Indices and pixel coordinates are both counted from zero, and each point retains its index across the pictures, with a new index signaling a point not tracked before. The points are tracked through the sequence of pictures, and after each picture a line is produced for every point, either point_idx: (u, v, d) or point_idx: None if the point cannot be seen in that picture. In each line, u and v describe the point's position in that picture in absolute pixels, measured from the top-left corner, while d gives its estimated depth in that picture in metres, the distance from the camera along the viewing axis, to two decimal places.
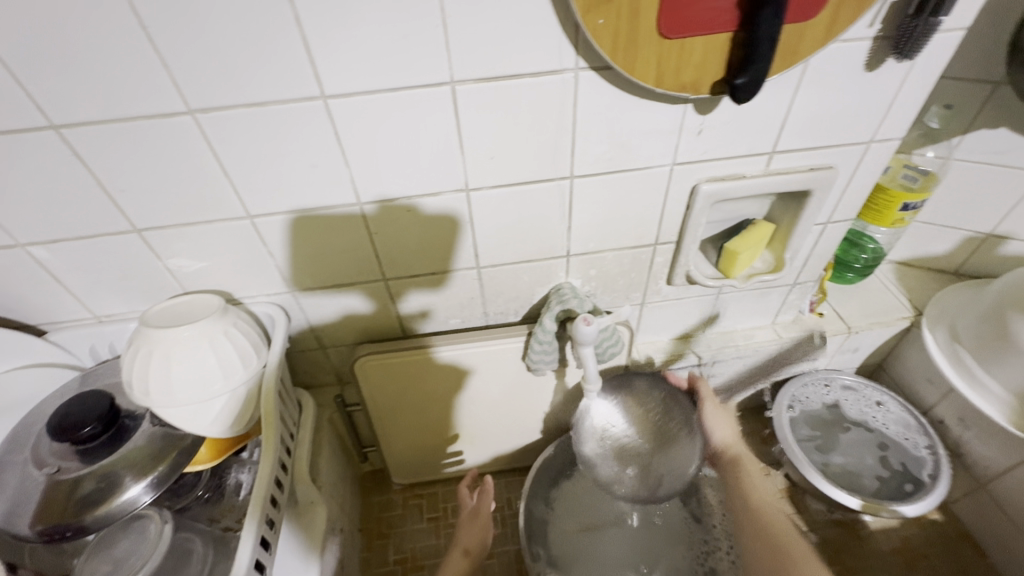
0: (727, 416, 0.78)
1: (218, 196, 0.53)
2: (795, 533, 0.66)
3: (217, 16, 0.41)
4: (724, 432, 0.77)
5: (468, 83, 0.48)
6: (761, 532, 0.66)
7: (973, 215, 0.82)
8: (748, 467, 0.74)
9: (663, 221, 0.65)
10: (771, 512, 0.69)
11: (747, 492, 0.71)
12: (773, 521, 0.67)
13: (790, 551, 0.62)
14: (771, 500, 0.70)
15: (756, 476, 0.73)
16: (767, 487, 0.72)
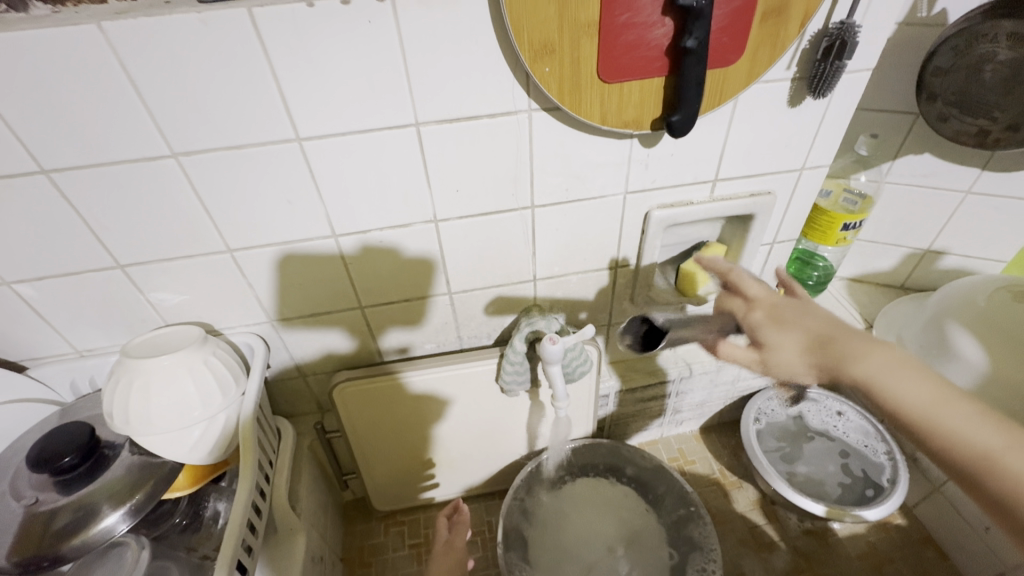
0: (796, 328, 0.44)
1: (200, 232, 0.56)
2: (1014, 457, 0.33)
3: (199, 70, 0.46)
4: (799, 352, 0.43)
5: (432, 124, 0.53)
6: (945, 467, 0.36)
7: (910, 233, 0.88)
8: (879, 395, 0.39)
9: (622, 245, 0.70)
10: (981, 452, 0.34)
11: (931, 429, 0.36)
12: (974, 455, 0.34)
13: (995, 473, 0.33)
14: (971, 427, 0.35)
15: (923, 397, 0.37)
16: (938, 400, 0.36)
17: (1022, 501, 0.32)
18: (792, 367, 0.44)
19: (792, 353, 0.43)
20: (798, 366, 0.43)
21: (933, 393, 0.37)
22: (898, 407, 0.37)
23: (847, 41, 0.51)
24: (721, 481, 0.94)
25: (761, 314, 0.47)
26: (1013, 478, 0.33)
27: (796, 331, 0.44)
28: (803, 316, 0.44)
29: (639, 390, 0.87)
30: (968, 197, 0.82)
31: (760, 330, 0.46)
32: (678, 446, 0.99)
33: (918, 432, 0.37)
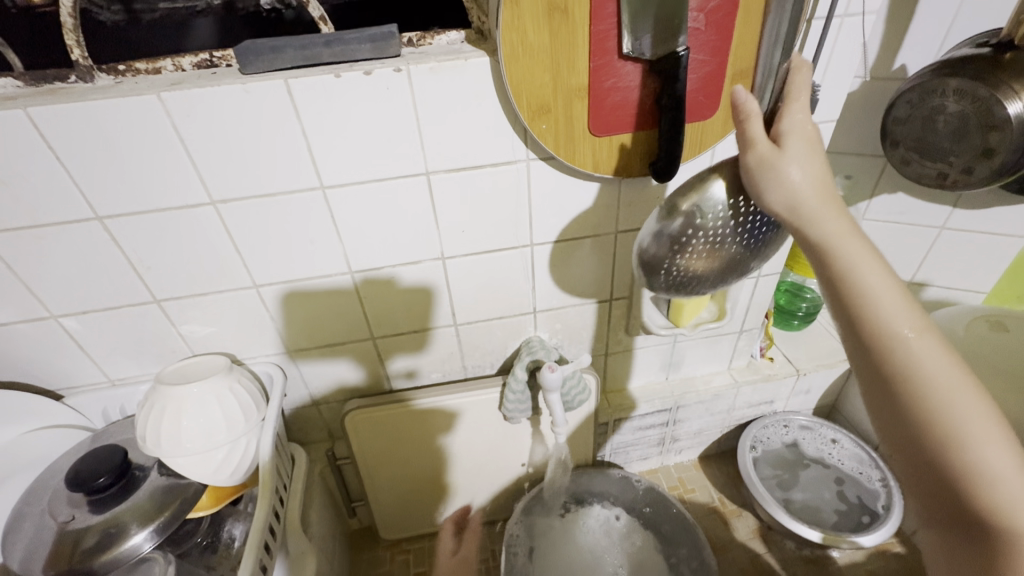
0: (817, 160, 0.41)
1: (230, 269, 0.62)
2: (925, 342, 0.36)
3: (239, 130, 0.53)
4: (811, 176, 0.41)
5: (441, 173, 0.60)
6: (862, 339, 0.38)
7: (892, 266, 0.93)
8: (839, 266, 0.39)
9: (616, 279, 0.75)
10: (898, 325, 0.37)
11: (873, 308, 0.38)
12: (897, 335, 0.37)
13: (910, 352, 0.36)
14: (900, 315, 0.38)
15: (875, 276, 0.38)
16: (889, 284, 0.38)
17: (917, 374, 0.36)
18: (798, 185, 0.40)
19: (801, 178, 0.40)
20: (796, 195, 0.40)
21: (886, 279, 0.39)
22: (853, 269, 0.39)
23: (808, 99, 0.57)
24: (721, 509, 0.95)
25: (801, 115, 0.42)
26: (915, 361, 0.36)
27: (815, 161, 0.41)
28: (824, 161, 0.42)
29: (637, 418, 0.90)
30: (943, 232, 0.88)
31: (791, 120, 0.42)
32: (678, 475, 1.02)
33: (859, 304, 0.38)
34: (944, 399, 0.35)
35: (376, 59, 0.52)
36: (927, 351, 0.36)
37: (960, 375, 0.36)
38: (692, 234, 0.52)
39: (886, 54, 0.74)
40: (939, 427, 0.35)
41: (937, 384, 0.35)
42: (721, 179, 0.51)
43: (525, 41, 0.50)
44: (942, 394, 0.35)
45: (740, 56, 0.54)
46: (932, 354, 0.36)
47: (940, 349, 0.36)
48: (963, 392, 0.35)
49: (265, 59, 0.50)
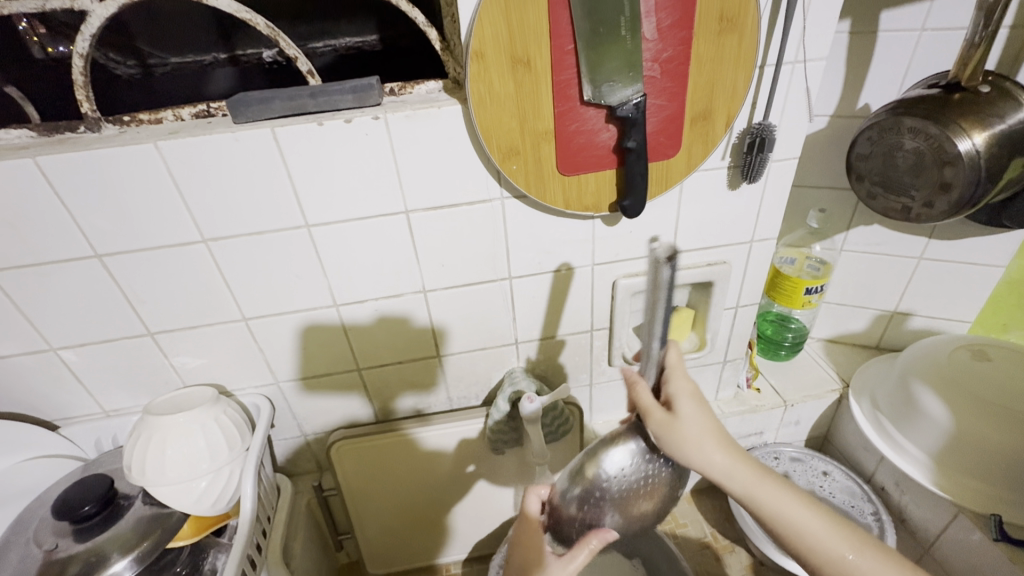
0: (707, 411, 0.50)
1: (220, 303, 0.65)
2: (845, 553, 0.49)
3: (231, 175, 0.57)
4: (708, 439, 0.50)
5: (420, 211, 0.63)
6: (803, 556, 0.50)
7: (874, 296, 0.95)
8: (761, 509, 0.51)
9: (595, 312, 0.77)
10: (841, 555, 0.49)
11: (806, 538, 0.50)
12: (821, 550, 0.49)
13: (840, 566, 0.48)
14: (835, 539, 0.49)
15: (793, 509, 0.50)
16: (801, 506, 0.51)
17: None
18: (698, 447, 0.50)
19: (698, 429, 0.50)
20: (701, 459, 0.50)
21: (803, 507, 0.51)
22: (779, 515, 0.50)
23: (767, 138, 0.61)
24: (713, 545, 0.94)
25: (681, 383, 0.51)
26: (845, 570, 0.48)
27: (704, 411, 0.50)
28: (711, 407, 0.51)
29: None
30: (922, 262, 0.89)
31: (676, 394, 0.51)
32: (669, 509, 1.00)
33: (792, 535, 0.50)
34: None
35: (358, 107, 0.57)
36: (846, 557, 0.49)
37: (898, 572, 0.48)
38: (600, 501, 0.52)
39: (849, 94, 0.78)
40: None
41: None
42: (622, 439, 0.53)
43: (492, 90, 0.54)
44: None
45: (697, 99, 0.58)
46: (860, 562, 0.48)
47: (859, 550, 0.49)
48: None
49: (256, 110, 0.55)
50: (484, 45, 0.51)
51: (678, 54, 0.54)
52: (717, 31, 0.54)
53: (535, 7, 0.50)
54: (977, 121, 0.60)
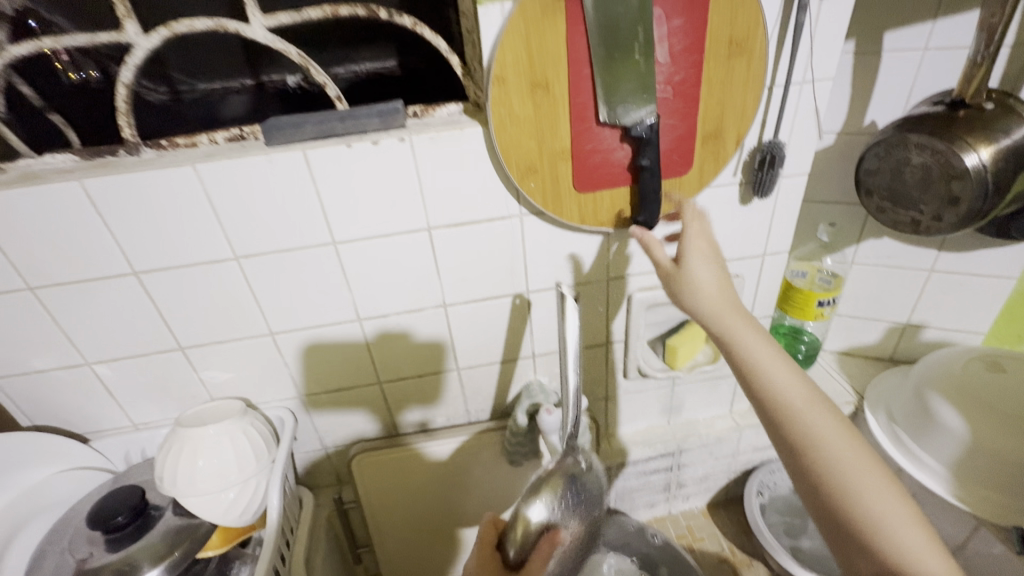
0: (715, 272, 0.56)
1: (249, 318, 0.68)
2: (810, 415, 0.48)
3: (263, 195, 0.59)
4: (713, 291, 0.54)
5: (442, 228, 0.65)
6: (769, 412, 0.50)
7: (886, 308, 0.96)
8: (739, 351, 0.52)
9: (611, 325, 0.79)
10: (807, 420, 0.48)
11: (775, 392, 0.50)
12: (787, 406, 0.49)
13: (799, 426, 0.48)
14: (807, 405, 0.49)
15: (774, 364, 0.51)
16: (783, 365, 0.51)
17: (817, 456, 0.47)
18: (702, 297, 0.54)
19: (706, 283, 0.55)
20: (710, 301, 0.54)
21: (793, 376, 0.51)
22: (760, 366, 0.51)
23: (777, 155, 0.63)
24: (732, 559, 0.93)
25: (696, 240, 0.57)
26: (801, 431, 0.48)
27: (713, 269, 0.56)
28: (720, 264, 0.57)
29: (639, 462, 0.91)
30: (933, 275, 0.90)
31: (685, 246, 0.57)
32: (686, 523, 1.00)
33: (762, 386, 0.51)
34: (813, 455, 0.47)
35: (384, 130, 0.60)
36: (808, 420, 0.48)
37: (856, 453, 0.47)
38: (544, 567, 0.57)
39: (855, 111, 0.80)
40: (858, 513, 0.44)
41: (814, 446, 0.47)
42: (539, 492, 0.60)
43: (513, 113, 0.56)
44: (815, 454, 0.47)
45: (709, 118, 0.60)
46: (817, 426, 0.48)
47: (824, 419, 0.48)
48: (838, 458, 0.46)
49: (289, 133, 0.58)
50: (505, 71, 0.54)
51: (690, 76, 0.57)
52: (727, 54, 0.56)
53: (554, 35, 0.53)
54: (981, 136, 0.62)
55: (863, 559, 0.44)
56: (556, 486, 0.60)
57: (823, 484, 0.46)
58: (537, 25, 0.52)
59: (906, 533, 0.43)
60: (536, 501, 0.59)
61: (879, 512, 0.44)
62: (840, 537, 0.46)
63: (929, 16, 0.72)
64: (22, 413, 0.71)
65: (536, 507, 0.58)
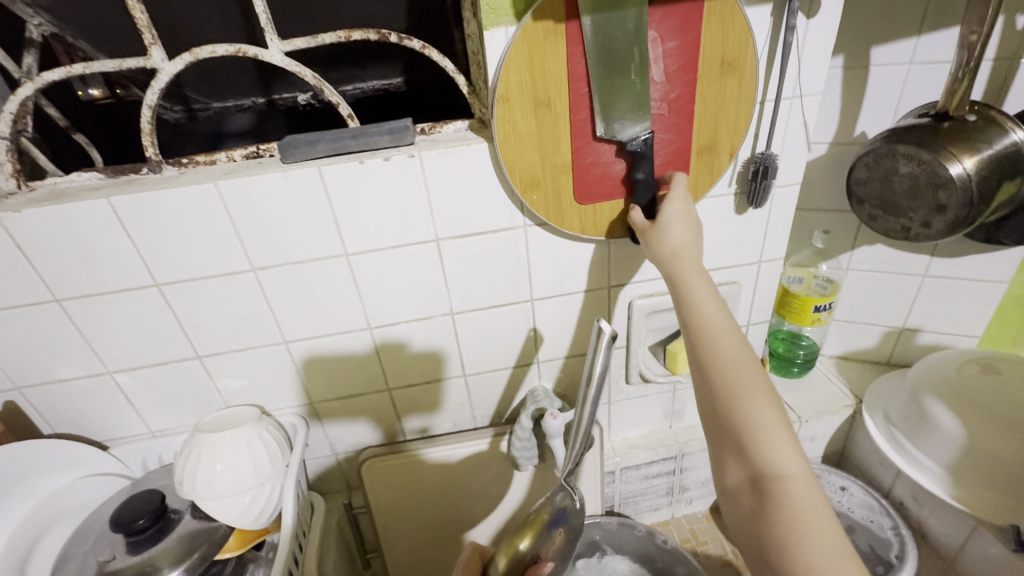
0: (687, 228, 0.58)
1: (263, 327, 0.70)
2: (720, 340, 0.50)
3: (279, 209, 0.62)
4: (677, 240, 0.57)
5: (449, 239, 0.68)
6: (690, 335, 0.52)
7: (881, 313, 0.98)
8: (678, 279, 0.55)
9: (612, 331, 0.81)
10: (727, 351, 0.50)
11: (698, 317, 0.52)
12: (705, 330, 0.51)
13: (708, 347, 0.50)
14: (730, 341, 0.50)
15: (704, 293, 0.53)
16: (711, 298, 0.53)
17: (727, 383, 0.48)
18: (666, 246, 0.58)
19: (676, 238, 0.58)
20: (671, 248, 0.57)
21: (724, 317, 0.52)
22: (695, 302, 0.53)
23: (769, 166, 0.66)
24: (735, 562, 0.95)
25: (678, 201, 0.60)
26: (709, 351, 0.50)
27: (687, 228, 0.58)
28: (695, 229, 0.59)
29: (642, 466, 0.93)
30: (926, 280, 0.92)
31: (664, 206, 0.60)
32: (689, 527, 1.01)
33: (687, 311, 0.53)
34: (712, 374, 0.49)
35: (394, 147, 0.63)
36: (718, 343, 0.50)
37: (752, 378, 0.48)
38: None
39: (845, 123, 0.83)
40: (748, 437, 0.46)
41: (717, 366, 0.49)
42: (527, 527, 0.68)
43: (517, 129, 0.59)
44: (715, 376, 0.49)
45: (703, 133, 0.63)
46: (723, 349, 0.50)
47: (732, 345, 0.50)
48: (734, 378, 0.48)
49: (304, 151, 0.61)
50: (509, 89, 0.57)
51: (685, 93, 0.60)
52: (720, 73, 0.59)
53: (556, 57, 0.56)
54: (966, 147, 0.64)
55: (738, 471, 0.46)
56: (542, 522, 0.68)
57: (714, 401, 0.48)
58: (540, 48, 0.55)
59: (780, 452, 0.45)
60: (523, 537, 0.67)
61: (759, 427, 0.46)
62: (720, 451, 0.48)
63: (913, 32, 0.75)
64: (45, 421, 0.73)
65: (523, 543, 0.67)
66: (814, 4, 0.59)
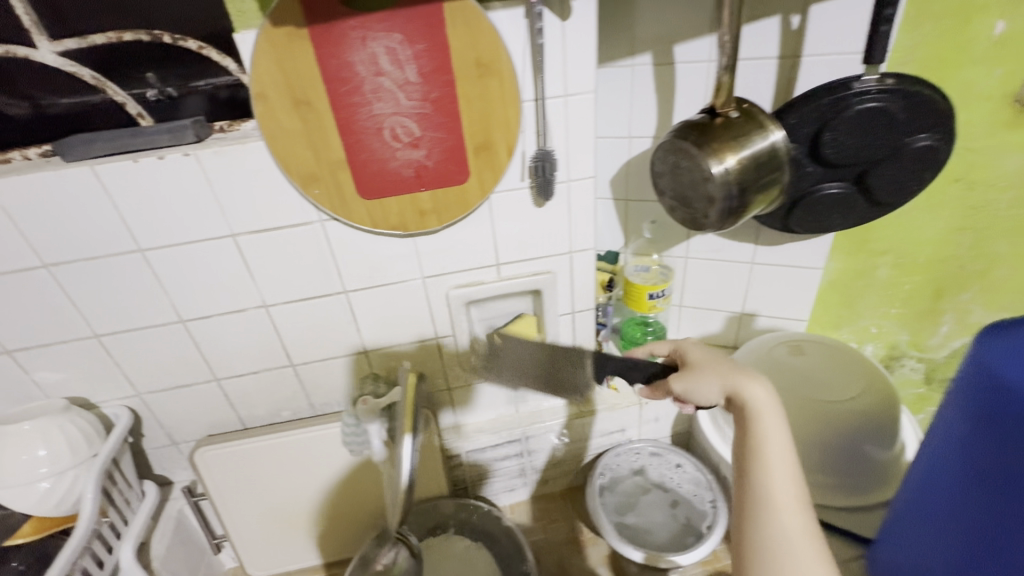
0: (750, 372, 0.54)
1: (71, 322, 0.72)
2: (793, 518, 0.45)
3: (58, 208, 0.64)
4: (736, 373, 0.53)
5: (244, 235, 0.70)
6: (749, 500, 0.47)
7: (722, 299, 1.02)
8: (754, 428, 0.50)
9: (436, 321, 0.84)
10: (788, 525, 0.45)
11: (763, 483, 0.47)
12: (770, 499, 0.46)
13: (772, 516, 0.46)
14: (797, 516, 0.46)
15: (779, 451, 0.48)
16: (790, 460, 0.48)
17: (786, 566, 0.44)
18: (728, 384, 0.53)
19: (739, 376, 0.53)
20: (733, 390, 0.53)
21: (792, 484, 0.47)
22: (761, 456, 0.48)
23: (548, 164, 0.70)
24: (579, 538, 1.00)
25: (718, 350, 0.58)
26: (780, 533, 0.45)
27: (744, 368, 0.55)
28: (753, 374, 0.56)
29: (488, 449, 0.97)
30: (755, 267, 0.96)
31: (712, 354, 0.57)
32: (545, 506, 1.06)
33: (756, 474, 0.48)
34: (779, 555, 0.44)
35: (175, 145, 0.64)
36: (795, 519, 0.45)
37: (822, 570, 0.43)
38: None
39: (664, 116, 0.86)
40: None
41: (789, 549, 0.44)
42: None
43: (281, 126, 0.62)
44: (785, 564, 0.44)
45: (475, 131, 0.66)
46: (795, 530, 0.45)
47: (805, 523, 0.45)
48: (812, 575, 0.43)
49: (80, 150, 0.63)
50: (265, 90, 0.59)
51: (445, 94, 0.62)
52: (477, 74, 0.62)
53: (304, 57, 0.58)
54: (726, 144, 0.68)
55: None
56: None
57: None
58: (285, 49, 0.57)
59: None
60: None
61: None
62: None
63: (711, 30, 0.78)
64: None
65: None
66: (566, 7, 0.61)
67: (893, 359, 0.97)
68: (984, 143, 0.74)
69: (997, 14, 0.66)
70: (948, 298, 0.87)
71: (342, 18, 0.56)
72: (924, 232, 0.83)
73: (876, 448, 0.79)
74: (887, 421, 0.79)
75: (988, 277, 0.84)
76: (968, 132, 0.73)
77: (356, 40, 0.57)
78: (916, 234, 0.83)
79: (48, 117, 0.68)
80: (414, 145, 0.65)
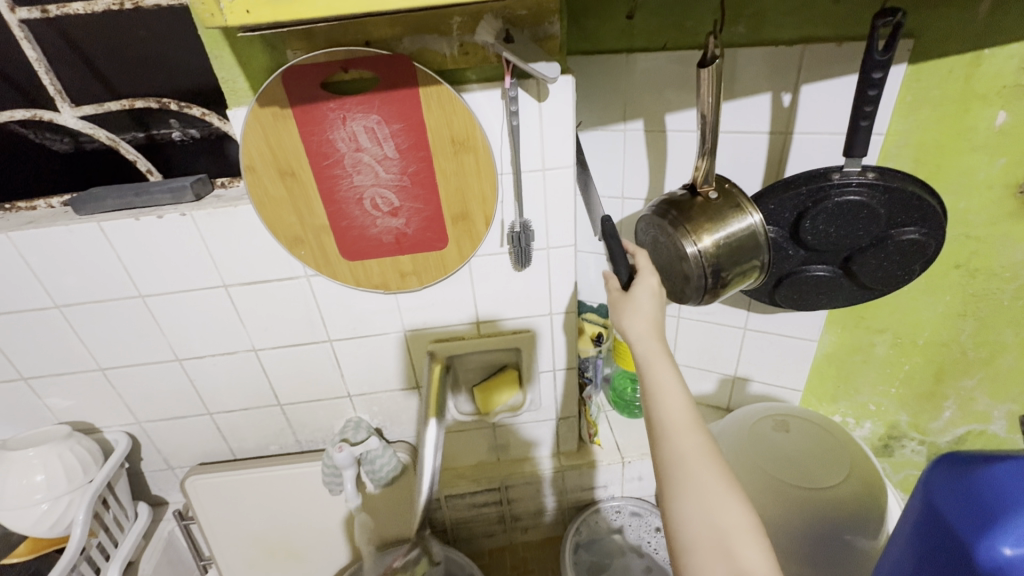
0: (655, 301, 0.58)
1: (77, 355, 0.78)
2: (689, 437, 0.49)
3: (69, 256, 0.70)
4: (643, 312, 0.57)
5: (236, 285, 0.74)
6: (651, 428, 0.51)
7: (716, 360, 0.99)
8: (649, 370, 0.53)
9: (417, 372, 0.86)
10: (683, 445, 0.49)
11: (660, 409, 0.51)
12: (665, 423, 0.50)
13: (669, 440, 0.49)
14: (690, 433, 0.49)
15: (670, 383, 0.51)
16: (680, 386, 0.52)
17: (686, 480, 0.47)
18: (632, 318, 0.56)
19: (645, 313, 0.56)
20: (637, 325, 0.56)
21: (682, 404, 0.51)
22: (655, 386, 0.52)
23: (527, 238, 0.70)
24: None
25: (649, 277, 0.59)
26: (679, 452, 0.48)
27: (656, 304, 0.58)
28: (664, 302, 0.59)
29: (466, 495, 0.97)
30: (747, 333, 0.93)
31: (640, 282, 0.59)
32: (523, 554, 1.05)
33: (654, 405, 0.51)
34: (680, 471, 0.48)
35: (175, 205, 0.69)
36: (690, 438, 0.49)
37: (715, 475, 0.47)
38: None
39: (656, 180, 0.86)
40: (716, 543, 0.45)
41: (691, 467, 0.48)
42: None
43: (268, 194, 0.65)
44: (688, 477, 0.47)
45: (452, 203, 0.68)
46: (693, 447, 0.48)
47: (702, 444, 0.49)
48: (712, 483, 0.47)
49: (91, 206, 0.69)
50: (253, 161, 0.63)
51: (422, 168, 0.65)
52: (453, 151, 0.64)
53: (289, 134, 0.62)
54: (704, 224, 0.67)
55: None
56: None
57: (690, 507, 0.46)
58: (272, 127, 0.61)
59: (741, 533, 0.45)
60: None
61: (726, 530, 0.45)
62: (700, 560, 0.45)
63: None
64: None
65: None
66: (543, 88, 0.62)
67: (893, 439, 0.93)
68: (987, 232, 0.70)
69: (999, 105, 0.63)
70: (950, 382, 0.83)
71: (323, 100, 0.60)
72: (922, 314, 0.79)
73: (860, 539, 0.75)
74: (870, 512, 0.75)
75: (994, 365, 0.79)
76: (967, 219, 0.70)
77: (337, 120, 0.61)
78: (914, 315, 0.79)
79: (84, 153, 0.76)
80: (393, 213, 0.68)
